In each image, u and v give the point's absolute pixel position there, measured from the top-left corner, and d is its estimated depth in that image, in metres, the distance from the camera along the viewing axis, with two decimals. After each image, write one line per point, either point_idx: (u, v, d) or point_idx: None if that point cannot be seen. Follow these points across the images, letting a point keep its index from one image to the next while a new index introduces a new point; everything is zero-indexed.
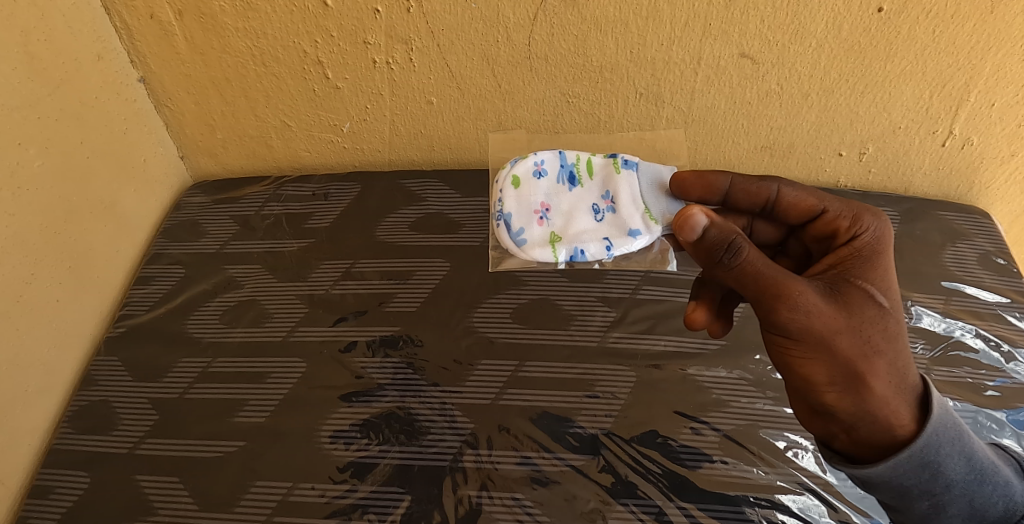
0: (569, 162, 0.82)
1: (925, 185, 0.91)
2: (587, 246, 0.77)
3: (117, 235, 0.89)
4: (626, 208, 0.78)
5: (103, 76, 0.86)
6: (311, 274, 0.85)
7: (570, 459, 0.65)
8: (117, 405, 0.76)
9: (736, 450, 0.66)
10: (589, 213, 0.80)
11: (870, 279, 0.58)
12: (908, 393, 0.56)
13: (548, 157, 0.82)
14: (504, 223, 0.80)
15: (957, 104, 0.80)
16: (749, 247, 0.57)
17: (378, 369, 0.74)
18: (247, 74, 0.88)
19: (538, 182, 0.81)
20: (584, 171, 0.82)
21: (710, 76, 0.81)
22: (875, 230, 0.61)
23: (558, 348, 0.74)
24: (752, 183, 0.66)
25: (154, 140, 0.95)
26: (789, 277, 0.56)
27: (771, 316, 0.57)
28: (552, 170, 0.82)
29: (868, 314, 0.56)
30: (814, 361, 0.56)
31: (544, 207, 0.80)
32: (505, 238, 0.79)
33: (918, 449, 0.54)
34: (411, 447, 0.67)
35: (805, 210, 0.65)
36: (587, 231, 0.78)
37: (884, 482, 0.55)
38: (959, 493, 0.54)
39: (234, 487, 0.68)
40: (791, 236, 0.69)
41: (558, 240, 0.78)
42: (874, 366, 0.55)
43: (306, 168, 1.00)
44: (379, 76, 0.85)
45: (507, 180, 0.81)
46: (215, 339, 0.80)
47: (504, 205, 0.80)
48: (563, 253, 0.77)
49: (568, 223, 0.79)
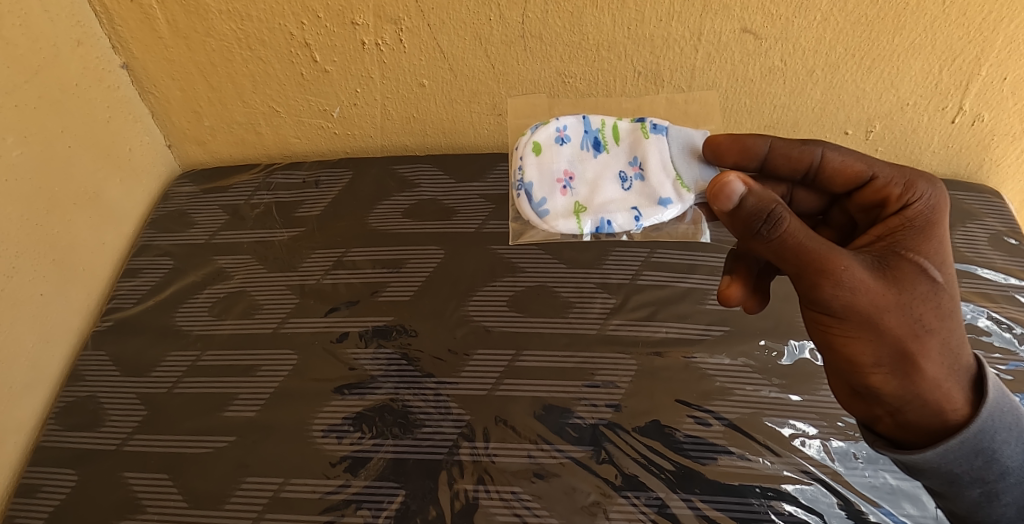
0: (593, 127, 0.76)
1: (934, 163, 0.88)
2: (612, 219, 0.73)
3: (103, 226, 0.87)
4: (656, 175, 0.73)
5: (83, 63, 0.83)
6: (302, 263, 0.82)
7: (570, 451, 0.63)
8: (105, 401, 0.74)
9: (741, 440, 0.64)
10: (612, 186, 0.74)
11: (922, 252, 0.55)
12: (961, 375, 0.54)
13: (571, 122, 0.77)
14: (525, 193, 0.75)
15: (968, 79, 0.77)
16: (790, 217, 0.53)
17: (370, 360, 0.72)
18: (233, 58, 0.85)
19: (560, 148, 0.76)
20: (610, 137, 0.76)
21: (711, 53, 0.78)
22: (929, 197, 0.57)
23: (557, 336, 0.71)
24: (794, 147, 0.61)
25: (139, 128, 0.92)
26: (834, 251, 0.53)
27: (812, 293, 0.54)
28: (575, 136, 0.76)
29: (919, 291, 0.53)
30: (857, 340, 0.54)
31: (568, 175, 0.75)
32: (526, 209, 0.75)
33: (971, 434, 0.52)
34: (405, 440, 0.66)
35: (851, 176, 0.60)
36: (612, 204, 0.74)
37: (933, 467, 0.53)
38: (1014, 481, 0.52)
39: (224, 484, 0.66)
40: (834, 205, 0.65)
41: (582, 211, 0.74)
42: (925, 346, 0.53)
43: (296, 155, 0.97)
44: (369, 58, 0.82)
45: (527, 147, 0.76)
46: (204, 332, 0.78)
47: (525, 173, 0.76)
48: (587, 225, 0.73)
49: (594, 193, 0.74)
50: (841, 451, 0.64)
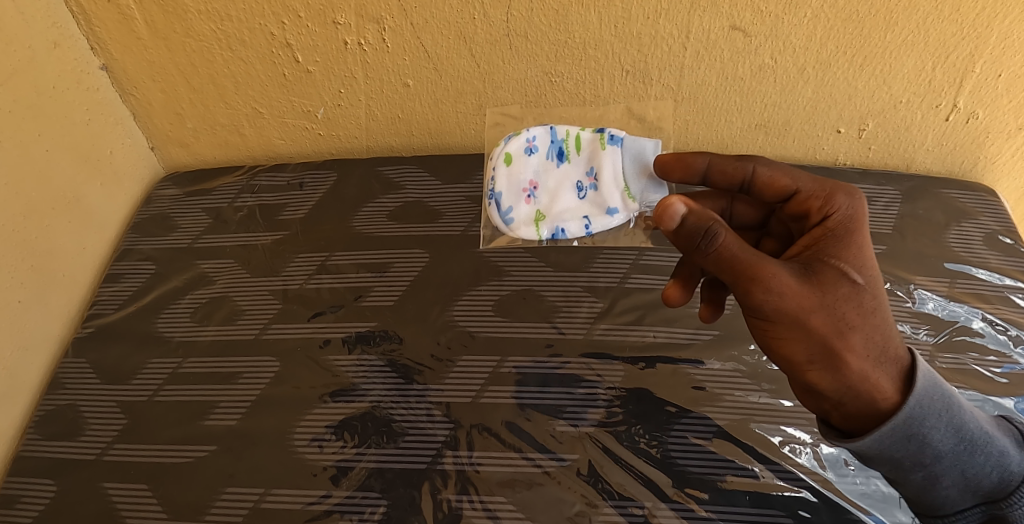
0: (559, 137, 0.79)
1: (928, 162, 0.86)
2: (571, 225, 0.77)
3: (83, 231, 0.85)
4: (608, 187, 0.76)
5: (60, 65, 0.81)
6: (285, 268, 0.81)
7: (542, 459, 0.62)
8: (85, 409, 0.73)
9: (730, 447, 0.62)
10: (574, 196, 0.78)
11: (844, 258, 0.53)
12: (892, 370, 0.52)
13: (539, 133, 0.80)
14: (493, 202, 0.79)
15: (962, 76, 0.76)
16: (727, 232, 0.52)
17: (353, 367, 0.70)
18: (213, 59, 0.83)
19: (528, 159, 0.79)
20: (572, 146, 0.79)
21: (700, 51, 0.76)
22: (848, 208, 0.55)
23: (543, 342, 0.70)
24: (728, 162, 0.60)
25: (120, 131, 0.91)
26: (761, 259, 0.52)
27: (746, 300, 0.53)
28: (542, 147, 0.79)
29: (842, 292, 0.52)
30: (789, 340, 0.53)
31: (531, 184, 0.79)
32: (494, 216, 0.79)
33: (903, 423, 0.51)
34: (387, 449, 0.64)
35: (779, 190, 0.58)
36: (571, 210, 0.78)
37: (876, 456, 0.52)
38: (949, 463, 0.51)
39: (204, 494, 0.64)
40: (773, 217, 0.64)
41: (542, 218, 0.78)
42: (850, 342, 0.52)
43: (281, 157, 0.96)
44: (351, 58, 0.81)
45: (499, 156, 0.79)
46: (185, 339, 0.77)
47: (496, 183, 0.79)
48: (545, 231, 0.77)
49: (555, 200, 0.78)
50: (832, 458, 0.62)
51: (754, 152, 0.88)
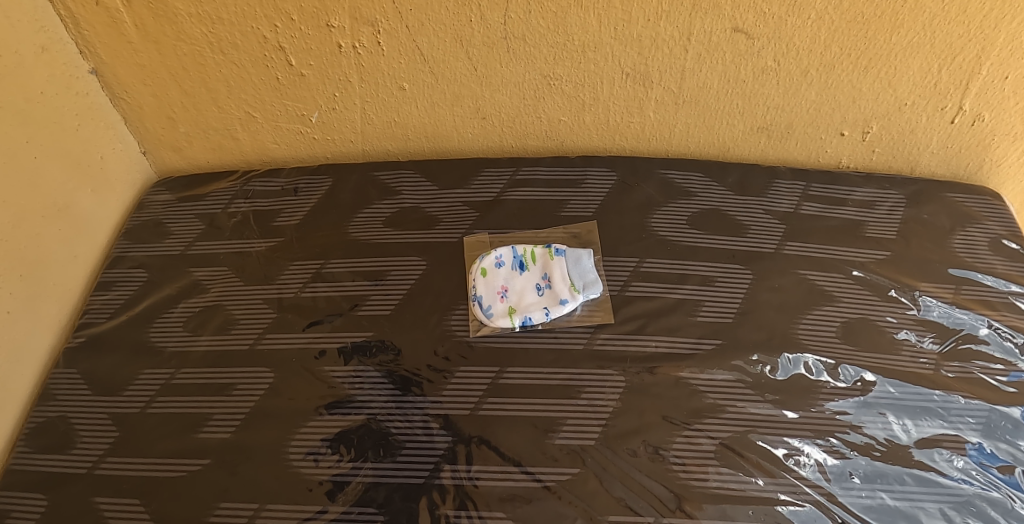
0: (524, 260, 0.77)
1: (933, 164, 0.85)
2: (539, 314, 0.71)
3: (74, 238, 0.84)
4: (570, 281, 0.73)
5: (48, 69, 0.79)
6: (280, 276, 0.80)
7: (543, 475, 0.61)
8: (76, 421, 0.72)
9: (733, 460, 0.62)
10: (540, 284, 0.75)
11: None
12: None
13: (510, 256, 0.77)
14: (477, 304, 0.73)
15: (968, 78, 0.75)
16: None
17: (350, 378, 0.69)
18: (205, 62, 0.82)
19: (504, 275, 0.76)
20: (535, 264, 0.77)
21: (702, 53, 0.75)
22: None
23: (542, 352, 0.69)
24: None
25: (111, 135, 0.89)
26: None
27: None
28: (513, 267, 0.76)
29: None
30: None
31: (504, 288, 0.74)
32: (477, 311, 0.72)
33: None
34: (385, 463, 0.63)
35: None
36: (537, 280, 0.75)
37: None
38: None
39: (198, 510, 0.63)
40: None
41: (513, 310, 0.72)
42: None
43: (275, 161, 0.94)
44: (346, 61, 0.79)
45: (477, 271, 0.75)
46: (178, 349, 0.75)
47: (472, 291, 0.74)
48: (517, 320, 0.71)
49: (525, 299, 0.74)
50: (837, 471, 0.62)
51: (756, 156, 0.87)
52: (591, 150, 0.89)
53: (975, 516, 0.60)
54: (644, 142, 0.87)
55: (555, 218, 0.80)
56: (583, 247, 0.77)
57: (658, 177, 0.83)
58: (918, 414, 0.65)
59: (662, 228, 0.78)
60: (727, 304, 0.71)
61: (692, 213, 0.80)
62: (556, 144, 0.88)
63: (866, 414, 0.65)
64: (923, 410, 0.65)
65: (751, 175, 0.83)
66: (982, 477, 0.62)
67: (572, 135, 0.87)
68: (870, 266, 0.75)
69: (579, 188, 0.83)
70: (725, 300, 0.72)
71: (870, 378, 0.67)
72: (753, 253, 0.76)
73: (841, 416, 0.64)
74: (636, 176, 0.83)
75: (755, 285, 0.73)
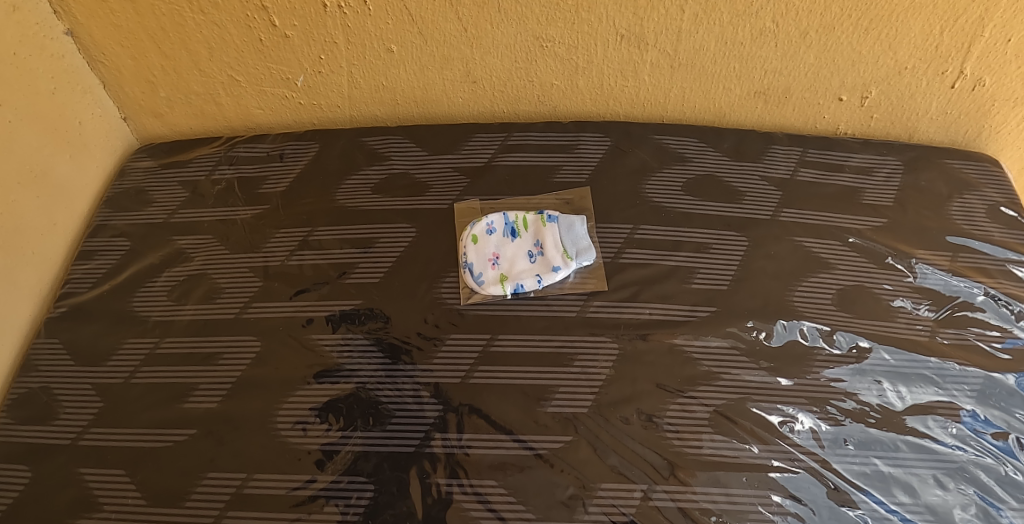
0: (515, 225, 0.75)
1: (931, 130, 0.84)
2: (530, 281, 0.70)
3: (53, 206, 0.81)
4: (561, 249, 0.72)
5: (20, 29, 0.76)
6: (265, 244, 0.78)
7: (534, 443, 0.60)
8: (59, 392, 0.70)
9: (727, 427, 0.61)
10: (532, 252, 0.74)
11: None
12: None
13: (502, 222, 0.75)
14: (468, 272, 0.71)
15: (970, 41, 0.73)
16: None
17: (338, 347, 0.68)
18: (184, 23, 0.78)
19: (495, 242, 0.74)
20: (526, 231, 0.75)
21: (699, 13, 0.73)
22: None
23: (535, 320, 0.68)
24: None
25: (89, 100, 0.86)
26: None
27: None
28: (505, 234, 0.75)
29: None
30: None
31: (495, 256, 0.73)
32: (469, 279, 0.71)
33: None
34: (374, 432, 0.62)
35: None
36: (528, 248, 0.74)
37: None
38: None
39: (185, 480, 0.62)
40: None
41: (505, 277, 0.71)
42: None
43: (260, 127, 0.91)
44: (331, 22, 0.76)
45: (470, 238, 0.74)
46: (162, 318, 0.74)
47: (465, 258, 0.73)
48: (509, 287, 0.70)
49: (517, 266, 0.73)
50: (831, 438, 0.61)
51: (752, 122, 0.85)
52: (584, 115, 0.87)
53: (968, 482, 0.61)
54: (639, 107, 0.85)
55: (547, 184, 0.79)
56: (577, 214, 0.75)
57: (653, 143, 0.81)
58: (913, 381, 0.65)
59: (656, 195, 0.77)
60: (722, 271, 0.70)
61: (686, 179, 0.78)
62: (548, 109, 0.86)
63: (860, 381, 0.64)
64: (919, 377, 0.65)
65: (747, 141, 0.82)
66: (976, 443, 0.62)
67: (564, 99, 0.84)
68: (867, 233, 0.74)
69: (572, 153, 0.81)
70: (720, 267, 0.71)
71: (865, 345, 0.66)
72: (749, 220, 0.75)
73: (836, 383, 0.64)
74: (630, 142, 0.81)
75: (751, 252, 0.72)
